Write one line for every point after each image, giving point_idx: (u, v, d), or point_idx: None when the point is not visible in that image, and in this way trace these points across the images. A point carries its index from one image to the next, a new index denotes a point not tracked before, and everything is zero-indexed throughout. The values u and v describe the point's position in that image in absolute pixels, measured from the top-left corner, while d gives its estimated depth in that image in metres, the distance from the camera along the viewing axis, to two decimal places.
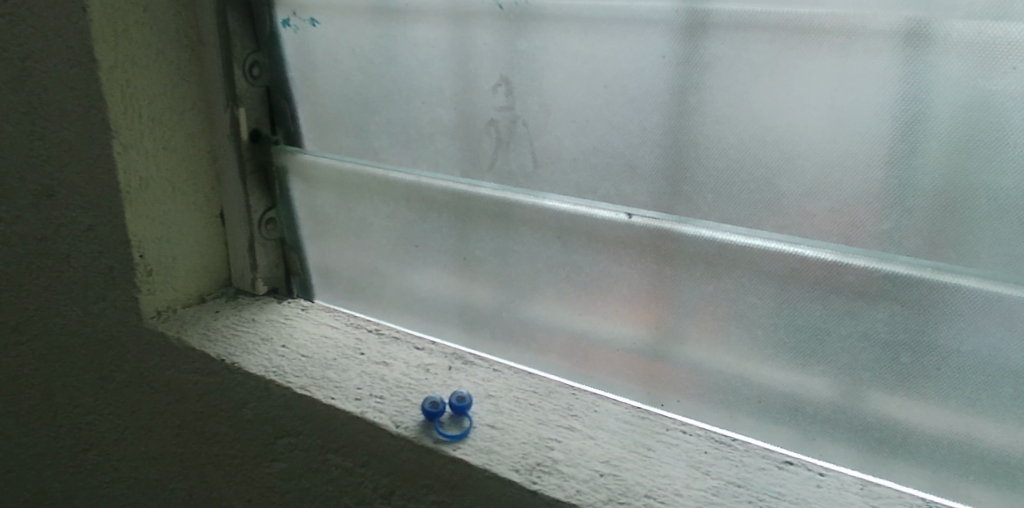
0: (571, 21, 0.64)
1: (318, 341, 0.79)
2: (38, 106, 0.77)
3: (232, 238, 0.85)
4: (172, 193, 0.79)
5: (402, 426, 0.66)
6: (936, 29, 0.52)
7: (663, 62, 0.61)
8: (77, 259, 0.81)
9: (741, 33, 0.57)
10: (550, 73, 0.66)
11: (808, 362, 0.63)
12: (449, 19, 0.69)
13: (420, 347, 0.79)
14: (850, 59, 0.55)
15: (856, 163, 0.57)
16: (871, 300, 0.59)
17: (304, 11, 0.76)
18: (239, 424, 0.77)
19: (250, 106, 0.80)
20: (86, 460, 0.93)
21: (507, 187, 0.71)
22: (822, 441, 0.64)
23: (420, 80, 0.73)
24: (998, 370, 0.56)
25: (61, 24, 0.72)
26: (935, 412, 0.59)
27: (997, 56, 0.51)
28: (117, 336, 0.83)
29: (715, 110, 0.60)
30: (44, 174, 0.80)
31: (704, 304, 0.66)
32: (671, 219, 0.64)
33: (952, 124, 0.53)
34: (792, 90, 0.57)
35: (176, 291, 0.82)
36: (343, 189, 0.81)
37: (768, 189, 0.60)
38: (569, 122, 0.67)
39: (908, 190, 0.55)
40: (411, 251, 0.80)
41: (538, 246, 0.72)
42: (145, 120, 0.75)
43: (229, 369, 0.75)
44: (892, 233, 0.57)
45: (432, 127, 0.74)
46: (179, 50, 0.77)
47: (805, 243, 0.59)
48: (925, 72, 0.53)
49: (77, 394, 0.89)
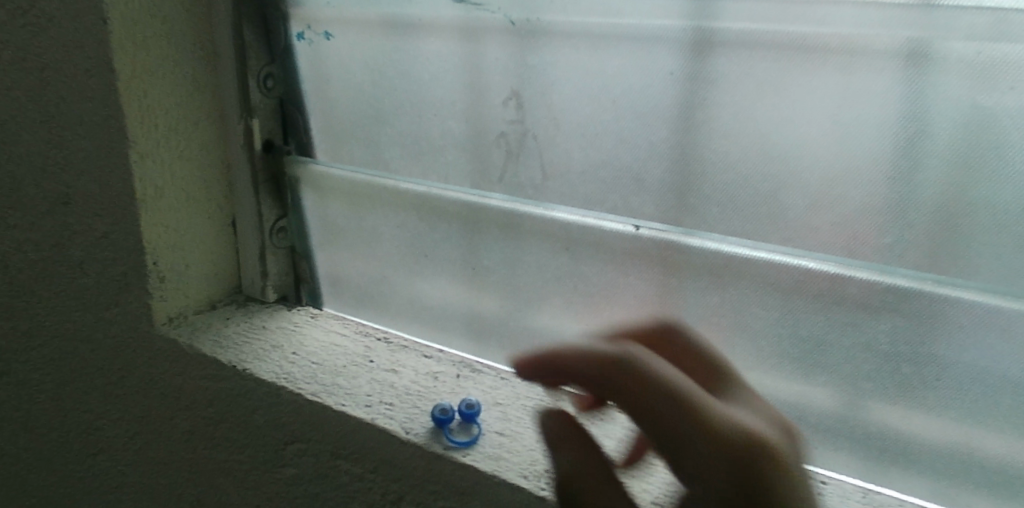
0: (581, 38, 0.65)
1: (328, 349, 0.80)
2: (56, 115, 0.79)
3: (244, 246, 0.86)
4: (186, 201, 0.81)
5: (411, 433, 0.67)
6: (936, 50, 0.53)
7: (670, 78, 0.63)
8: (91, 265, 0.83)
9: (746, 51, 0.59)
10: (560, 87, 0.68)
11: (811, 372, 0.64)
12: (462, 34, 0.71)
13: (428, 355, 0.80)
14: (853, 77, 0.56)
15: (858, 178, 0.58)
16: (873, 312, 0.60)
17: (319, 25, 0.78)
18: (249, 429, 0.78)
19: (264, 117, 0.82)
20: (93, 465, 0.94)
21: (516, 199, 0.73)
22: (825, 450, 0.65)
23: (431, 93, 0.75)
24: (997, 381, 0.57)
25: (81, 36, 0.73)
26: (936, 422, 0.60)
27: (996, 76, 0.52)
28: (128, 342, 0.84)
29: (721, 125, 0.62)
30: (60, 181, 0.81)
31: (709, 315, 0.67)
32: (677, 231, 0.66)
33: (952, 141, 0.55)
34: (796, 106, 0.59)
35: (188, 298, 0.84)
36: (354, 199, 0.82)
37: (772, 203, 0.61)
38: (578, 135, 0.68)
39: (909, 205, 0.57)
40: (420, 260, 0.81)
41: (547, 257, 0.73)
42: (161, 129, 0.77)
43: (241, 375, 0.76)
44: (894, 247, 0.58)
45: (443, 139, 0.75)
46: (195, 61, 0.78)
47: (810, 255, 0.61)
48: (926, 91, 0.54)
49: (86, 399, 0.91)
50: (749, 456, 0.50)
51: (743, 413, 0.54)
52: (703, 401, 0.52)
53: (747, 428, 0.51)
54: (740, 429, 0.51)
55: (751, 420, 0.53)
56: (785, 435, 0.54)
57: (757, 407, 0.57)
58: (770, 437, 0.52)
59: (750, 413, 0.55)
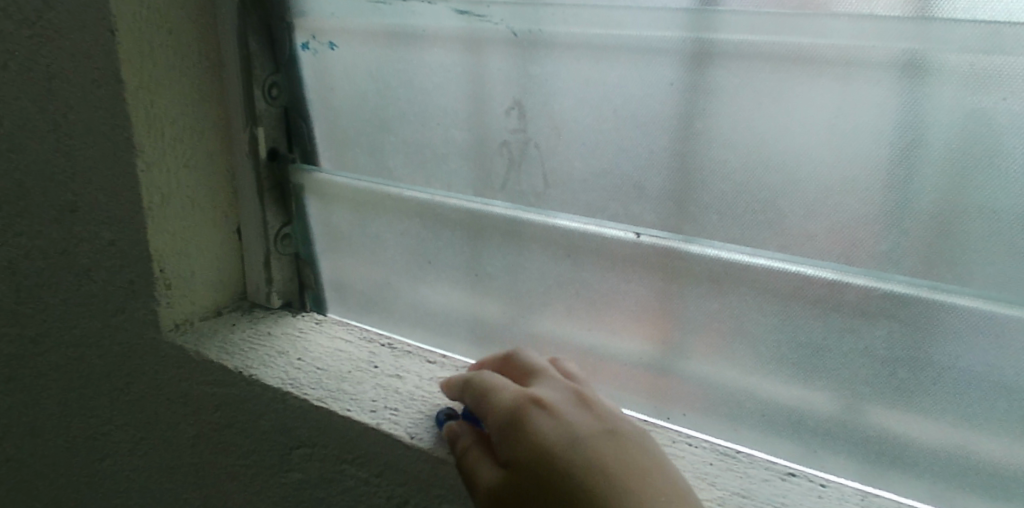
0: (582, 49, 0.66)
1: (333, 355, 0.81)
2: (64, 124, 0.80)
3: (249, 253, 0.87)
4: (192, 209, 0.81)
5: (417, 438, 0.68)
6: (931, 61, 0.55)
7: (670, 89, 0.64)
8: (98, 273, 0.84)
9: (745, 62, 0.60)
10: (562, 97, 0.69)
11: (810, 377, 0.65)
12: (464, 44, 0.72)
13: (431, 360, 0.82)
14: (849, 88, 0.57)
15: (855, 186, 0.59)
16: (871, 318, 0.61)
17: (323, 35, 0.79)
18: (255, 434, 0.79)
19: (269, 125, 0.83)
20: (100, 470, 0.95)
21: (518, 206, 0.74)
22: (823, 453, 0.66)
23: (434, 102, 0.76)
24: (993, 386, 0.58)
25: (89, 46, 0.74)
26: (933, 426, 0.61)
27: (990, 86, 0.53)
28: (135, 348, 0.85)
29: (720, 135, 0.63)
30: (67, 190, 0.82)
31: (709, 321, 0.68)
32: (677, 239, 0.67)
33: (947, 150, 0.56)
34: (794, 115, 0.60)
35: (194, 304, 0.84)
36: (358, 207, 0.83)
37: (771, 210, 0.62)
38: (579, 144, 0.69)
39: (906, 212, 0.58)
40: (423, 267, 0.82)
41: (548, 264, 0.74)
42: (168, 138, 0.78)
43: (247, 380, 0.77)
44: (890, 253, 0.59)
45: (446, 147, 0.76)
46: (201, 71, 0.79)
47: (808, 262, 0.62)
48: (921, 102, 0.56)
49: (93, 404, 0.92)
50: (551, 441, 0.60)
51: (555, 396, 0.64)
52: (522, 395, 0.64)
53: (560, 424, 0.61)
54: (561, 431, 0.60)
55: (553, 398, 0.64)
56: (583, 406, 0.64)
57: (557, 380, 0.67)
58: (583, 427, 0.61)
59: (547, 386, 0.66)
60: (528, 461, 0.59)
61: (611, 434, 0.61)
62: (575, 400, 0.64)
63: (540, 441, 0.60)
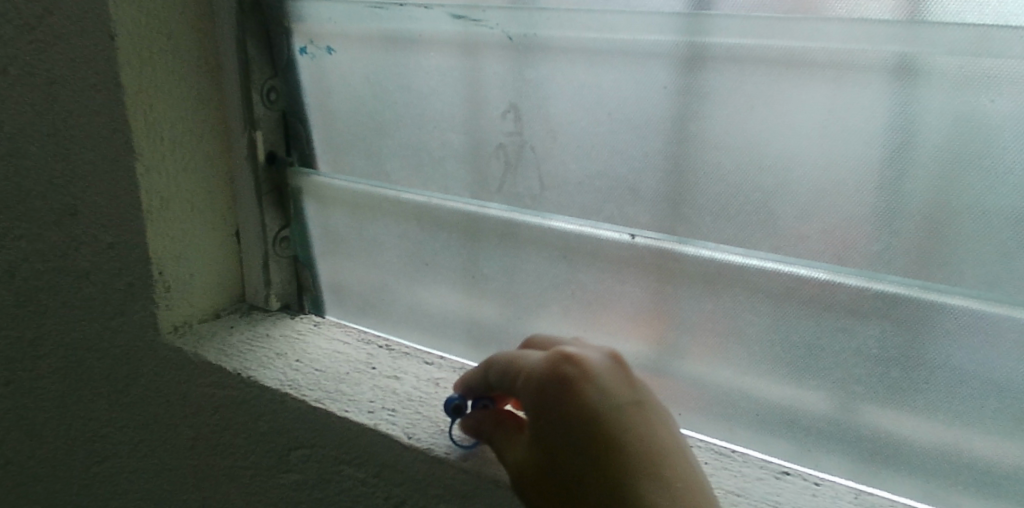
0: (576, 53, 0.67)
1: (331, 356, 0.82)
2: (64, 129, 0.80)
3: (247, 255, 0.88)
4: (191, 212, 0.82)
5: (414, 438, 0.69)
6: (921, 64, 0.55)
7: (664, 92, 0.64)
8: (98, 276, 0.84)
9: (737, 66, 0.61)
10: (557, 101, 0.69)
11: (804, 377, 0.66)
12: (461, 48, 0.72)
13: (429, 362, 0.82)
14: (841, 91, 0.58)
15: (846, 188, 0.60)
16: (863, 318, 0.61)
17: (321, 40, 0.80)
18: (253, 435, 0.79)
19: (267, 129, 0.84)
20: (99, 472, 0.95)
21: (514, 208, 0.74)
22: (817, 452, 0.67)
23: (431, 106, 0.76)
24: (985, 384, 0.59)
25: (89, 52, 0.75)
26: (925, 425, 0.62)
27: (979, 88, 0.54)
28: (134, 350, 0.85)
29: (714, 137, 0.64)
30: (67, 194, 0.83)
31: (704, 321, 0.68)
32: (671, 240, 0.67)
33: (937, 152, 0.57)
34: (787, 118, 0.61)
35: (193, 307, 0.85)
36: (356, 209, 0.84)
37: (764, 212, 0.63)
38: (575, 146, 0.70)
39: (896, 213, 0.59)
40: (420, 269, 0.83)
41: (544, 265, 0.75)
42: (167, 142, 0.78)
43: (245, 382, 0.78)
44: (882, 254, 0.60)
45: (443, 150, 0.77)
46: (200, 75, 0.80)
47: (800, 263, 0.63)
48: (911, 104, 0.56)
49: (93, 407, 0.92)
50: (594, 408, 0.59)
51: (591, 354, 0.63)
52: (558, 355, 0.62)
53: (599, 392, 0.60)
54: (603, 401, 0.59)
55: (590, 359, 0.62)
56: (620, 369, 0.63)
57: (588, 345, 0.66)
58: (621, 397, 0.60)
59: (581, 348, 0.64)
60: (568, 428, 0.58)
61: (644, 406, 0.61)
62: (611, 361, 0.63)
63: (581, 409, 0.59)
